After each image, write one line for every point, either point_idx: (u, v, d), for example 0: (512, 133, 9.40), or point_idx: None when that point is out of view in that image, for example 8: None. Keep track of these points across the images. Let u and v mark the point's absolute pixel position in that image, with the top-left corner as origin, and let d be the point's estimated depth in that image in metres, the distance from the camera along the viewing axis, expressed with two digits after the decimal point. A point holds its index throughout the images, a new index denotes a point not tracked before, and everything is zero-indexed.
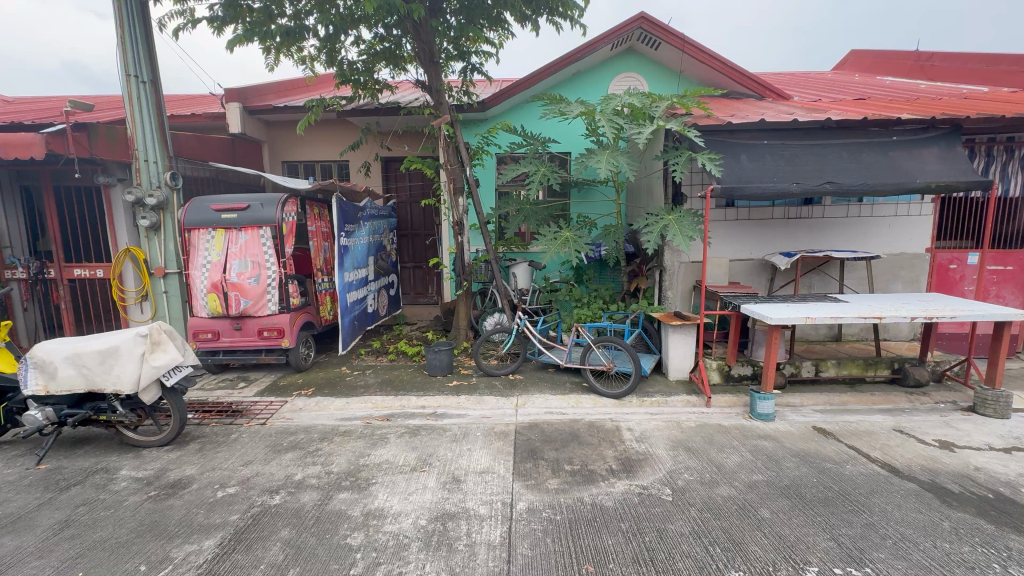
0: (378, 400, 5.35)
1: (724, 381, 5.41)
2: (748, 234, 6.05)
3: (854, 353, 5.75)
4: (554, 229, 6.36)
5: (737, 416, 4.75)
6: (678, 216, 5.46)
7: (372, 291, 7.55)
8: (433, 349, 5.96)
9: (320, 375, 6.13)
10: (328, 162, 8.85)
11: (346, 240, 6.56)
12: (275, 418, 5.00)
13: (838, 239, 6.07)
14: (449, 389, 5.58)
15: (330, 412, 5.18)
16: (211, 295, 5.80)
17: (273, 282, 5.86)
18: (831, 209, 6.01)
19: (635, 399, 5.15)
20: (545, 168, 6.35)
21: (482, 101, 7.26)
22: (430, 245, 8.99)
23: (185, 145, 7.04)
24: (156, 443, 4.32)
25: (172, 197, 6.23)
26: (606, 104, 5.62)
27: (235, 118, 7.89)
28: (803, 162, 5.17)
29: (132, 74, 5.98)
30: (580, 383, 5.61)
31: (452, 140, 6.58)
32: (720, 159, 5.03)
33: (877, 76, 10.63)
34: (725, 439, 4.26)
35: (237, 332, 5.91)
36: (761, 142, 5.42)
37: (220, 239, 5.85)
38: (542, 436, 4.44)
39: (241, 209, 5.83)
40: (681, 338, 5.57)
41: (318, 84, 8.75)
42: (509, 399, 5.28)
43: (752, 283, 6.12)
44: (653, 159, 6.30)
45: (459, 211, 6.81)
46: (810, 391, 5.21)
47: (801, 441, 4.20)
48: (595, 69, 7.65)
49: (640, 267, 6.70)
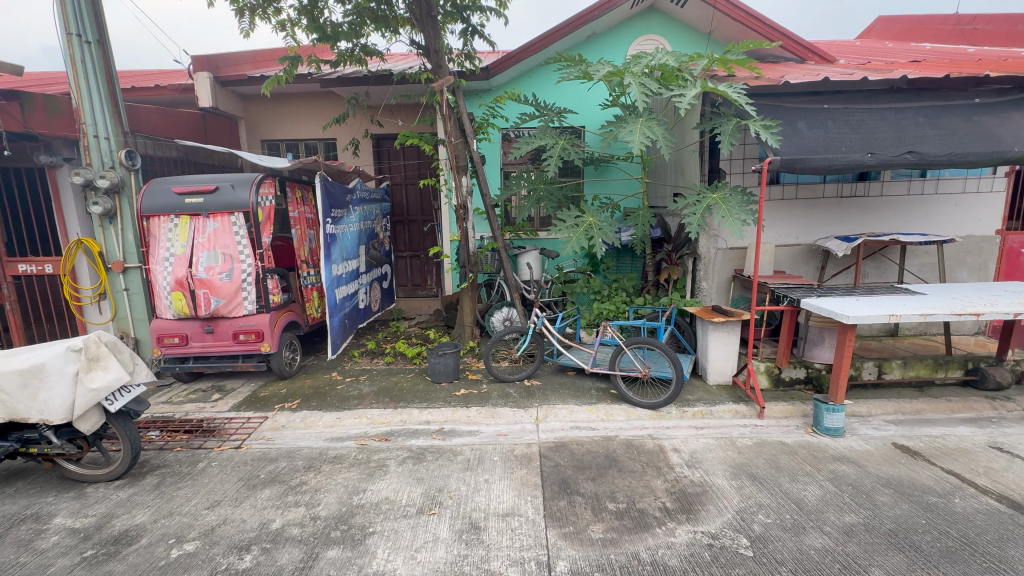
0: (374, 415, 4.57)
1: (773, 387, 4.71)
2: (796, 216, 5.28)
3: (917, 350, 5.04)
4: (573, 212, 5.47)
5: (799, 431, 4.03)
6: (724, 195, 4.64)
7: (364, 285, 6.73)
8: (436, 353, 5.18)
9: (306, 383, 5.34)
10: (313, 140, 7.90)
11: (333, 227, 5.67)
12: (252, 441, 4.23)
13: (899, 220, 5.31)
14: (456, 400, 4.81)
15: (318, 431, 4.39)
16: (176, 294, 4.97)
17: (248, 277, 5.03)
18: (890, 186, 5.24)
19: (675, 411, 4.40)
20: (563, 141, 5.48)
21: (485, 67, 6.37)
22: (427, 232, 8.14)
23: (145, 120, 6.14)
24: (104, 477, 3.55)
25: (128, 179, 5.43)
26: (636, 63, 4.77)
27: (205, 92, 6.93)
28: (873, 129, 4.38)
29: (73, 33, 5.07)
30: (607, 390, 4.87)
31: (454, 110, 5.70)
32: (779, 127, 4.25)
33: (913, 42, 9.76)
34: (795, 463, 3.53)
35: (209, 336, 5.09)
36: (820, 107, 4.62)
37: (184, 227, 4.99)
38: (572, 460, 3.70)
39: (208, 191, 4.95)
40: (723, 337, 4.83)
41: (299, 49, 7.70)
42: (528, 412, 4.53)
43: (799, 272, 5.37)
44: (688, 130, 5.47)
45: (463, 192, 5.94)
46: (875, 397, 4.50)
47: (887, 464, 3.48)
48: (611, 31, 6.77)
49: (670, 255, 5.81)
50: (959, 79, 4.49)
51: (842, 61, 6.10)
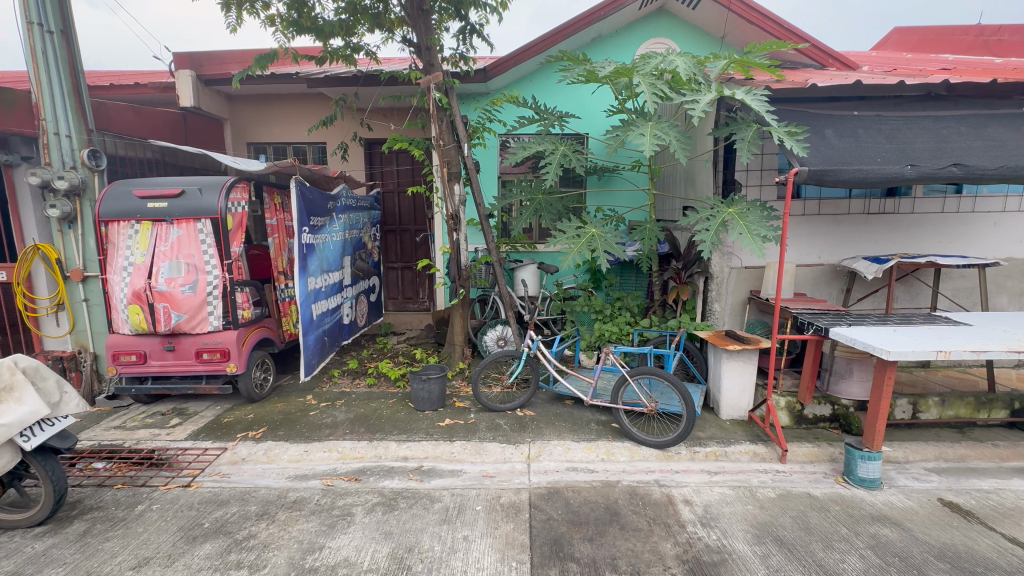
0: (346, 448, 4.07)
1: (794, 425, 4.21)
2: (819, 234, 4.80)
3: (954, 385, 4.52)
4: (575, 223, 4.96)
5: (828, 480, 3.52)
6: (742, 208, 4.18)
7: (348, 298, 6.27)
8: (420, 378, 4.68)
9: (276, 408, 4.83)
10: (302, 144, 7.50)
11: (311, 236, 5.20)
12: (204, 477, 3.73)
13: (932, 240, 4.82)
14: (440, 431, 4.32)
15: (281, 466, 3.90)
16: (133, 307, 4.49)
17: (214, 291, 4.56)
18: (922, 202, 4.76)
19: (685, 451, 3.89)
20: (563, 147, 4.98)
21: (483, 69, 5.97)
22: (420, 243, 7.69)
23: (116, 118, 5.74)
24: (23, 523, 3.07)
25: (91, 180, 5.01)
26: (645, 63, 4.34)
27: (186, 91, 6.50)
28: (910, 138, 3.93)
29: (35, 22, 4.70)
30: (608, 424, 4.37)
31: (446, 112, 5.27)
32: (805, 134, 3.80)
33: (932, 54, 9.36)
34: (827, 525, 3.01)
35: (170, 354, 4.62)
36: (848, 114, 4.19)
37: (146, 234, 4.55)
38: (568, 513, 3.19)
39: (173, 195, 4.51)
40: (738, 367, 4.34)
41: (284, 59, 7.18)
42: (519, 449, 4.03)
43: (821, 294, 4.88)
44: (701, 137, 5.02)
45: (454, 201, 5.50)
46: (912, 440, 3.99)
47: (937, 528, 2.96)
48: (618, 34, 6.37)
49: (679, 275, 5.19)
50: (1005, 84, 4.04)
51: (866, 67, 5.66)
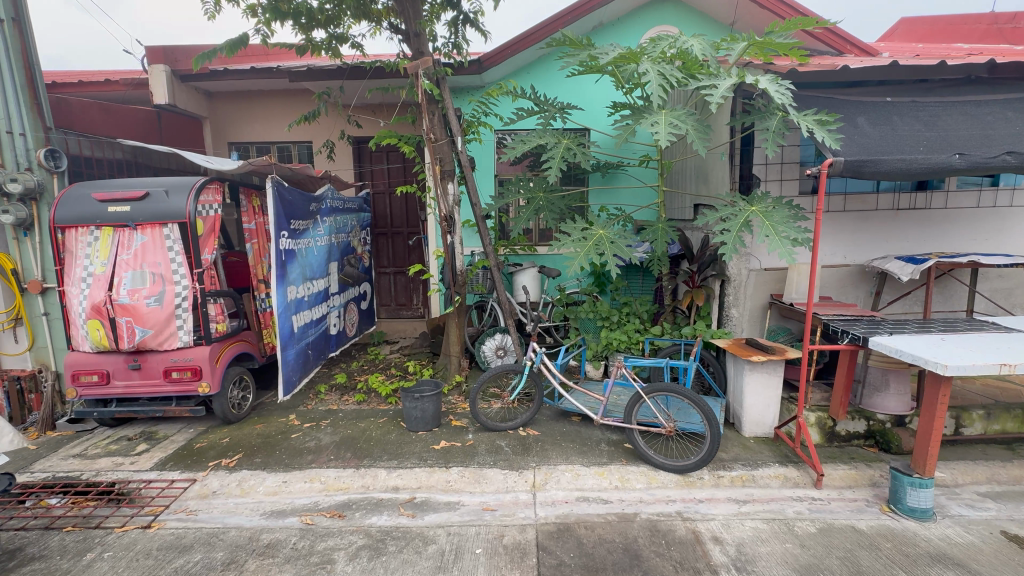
0: (330, 478, 3.64)
1: (826, 443, 3.82)
2: (845, 232, 4.42)
3: (996, 396, 4.13)
4: (580, 223, 4.54)
5: (872, 510, 3.12)
6: (766, 207, 3.80)
7: (335, 307, 5.84)
8: (412, 397, 4.25)
9: (255, 430, 4.40)
10: (286, 143, 7.08)
11: (291, 241, 4.78)
12: (167, 516, 3.29)
13: (966, 237, 4.44)
14: (435, 456, 3.89)
15: (256, 501, 3.46)
16: (93, 322, 4.05)
17: (183, 302, 4.13)
18: (956, 196, 4.38)
19: (708, 477, 3.49)
20: (566, 140, 4.57)
21: (477, 60, 5.57)
22: (413, 246, 7.28)
23: (81, 116, 5.31)
24: None
25: (50, 182, 4.60)
26: (653, 47, 3.93)
27: (160, 88, 6.08)
28: (952, 125, 3.55)
29: None
30: (621, 445, 3.96)
31: (439, 105, 4.87)
32: (838, 124, 3.42)
33: (943, 43, 8.93)
34: (880, 567, 2.62)
35: (135, 374, 4.17)
36: (880, 101, 3.81)
37: (106, 240, 4.12)
38: (581, 556, 2.78)
39: (136, 198, 4.08)
40: (762, 380, 3.95)
41: (267, 55, 6.63)
42: (523, 475, 3.61)
43: (848, 298, 4.50)
44: (717, 128, 4.63)
45: (448, 202, 5.09)
46: (959, 459, 3.59)
47: (1008, 570, 2.56)
48: (621, 21, 5.98)
49: (692, 277, 4.80)
50: None
51: (887, 53, 5.30)
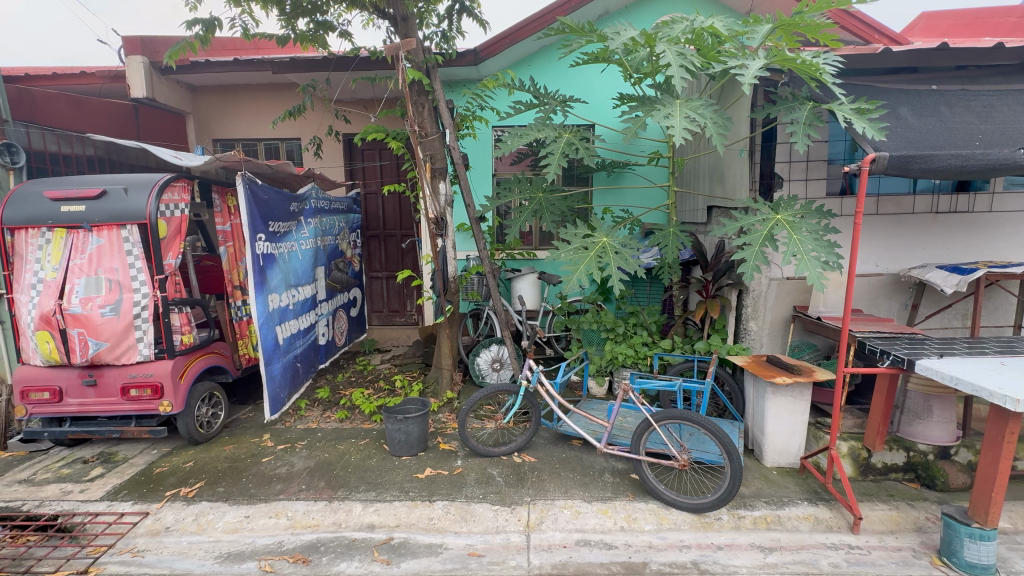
0: (298, 514, 3.23)
1: (860, 476, 3.38)
2: (879, 238, 3.97)
3: None
4: (582, 225, 4.09)
5: (923, 563, 2.67)
6: (794, 212, 3.36)
7: (323, 315, 5.44)
8: (395, 418, 3.81)
9: (223, 453, 3.99)
10: (273, 140, 6.72)
11: (269, 244, 4.36)
12: (109, 558, 2.89)
13: (1014, 243, 3.98)
14: (417, 487, 3.47)
15: (212, 540, 3.05)
16: (43, 333, 3.67)
17: (143, 311, 3.74)
18: (1004, 198, 3.93)
19: (728, 517, 3.05)
20: (568, 134, 4.12)
21: (474, 50, 5.16)
22: (406, 250, 6.88)
23: (46, 109, 4.94)
24: None
25: (4, 179, 4.27)
26: (666, 30, 3.48)
27: (138, 80, 5.64)
28: (1010, 117, 3.11)
29: None
30: (628, 477, 3.52)
31: (428, 96, 4.48)
32: (880, 113, 2.96)
33: (974, 38, 8.36)
34: None
35: (91, 391, 3.78)
36: (922, 90, 3.38)
37: (59, 243, 3.74)
38: None
39: (91, 196, 3.70)
40: (788, 403, 3.50)
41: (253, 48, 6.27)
42: (516, 512, 3.18)
43: (882, 310, 4.05)
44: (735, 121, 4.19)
45: (438, 203, 4.68)
46: (1017, 501, 3.13)
47: None
48: (629, 9, 5.56)
49: (706, 286, 4.32)
50: None
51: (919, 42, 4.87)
